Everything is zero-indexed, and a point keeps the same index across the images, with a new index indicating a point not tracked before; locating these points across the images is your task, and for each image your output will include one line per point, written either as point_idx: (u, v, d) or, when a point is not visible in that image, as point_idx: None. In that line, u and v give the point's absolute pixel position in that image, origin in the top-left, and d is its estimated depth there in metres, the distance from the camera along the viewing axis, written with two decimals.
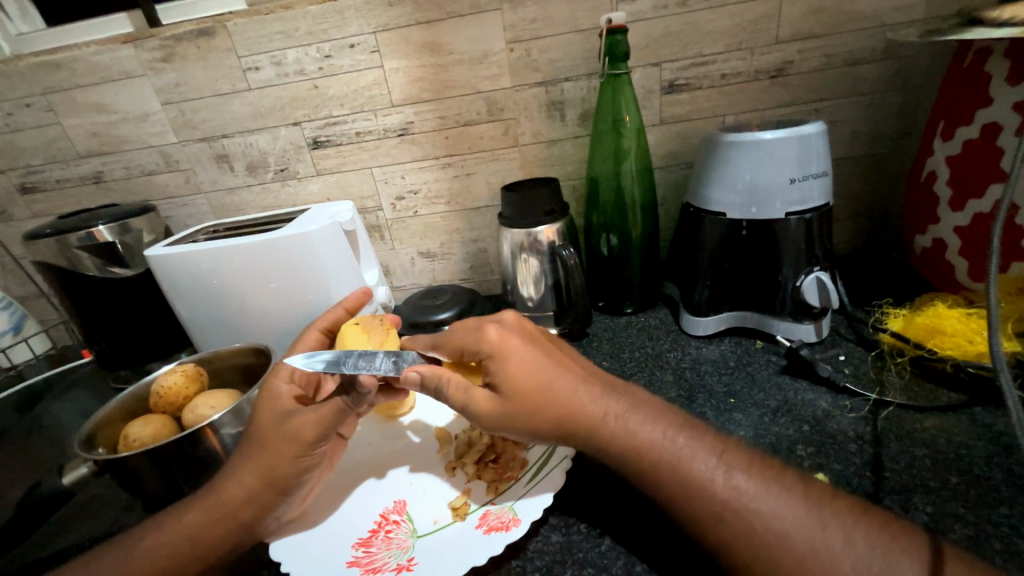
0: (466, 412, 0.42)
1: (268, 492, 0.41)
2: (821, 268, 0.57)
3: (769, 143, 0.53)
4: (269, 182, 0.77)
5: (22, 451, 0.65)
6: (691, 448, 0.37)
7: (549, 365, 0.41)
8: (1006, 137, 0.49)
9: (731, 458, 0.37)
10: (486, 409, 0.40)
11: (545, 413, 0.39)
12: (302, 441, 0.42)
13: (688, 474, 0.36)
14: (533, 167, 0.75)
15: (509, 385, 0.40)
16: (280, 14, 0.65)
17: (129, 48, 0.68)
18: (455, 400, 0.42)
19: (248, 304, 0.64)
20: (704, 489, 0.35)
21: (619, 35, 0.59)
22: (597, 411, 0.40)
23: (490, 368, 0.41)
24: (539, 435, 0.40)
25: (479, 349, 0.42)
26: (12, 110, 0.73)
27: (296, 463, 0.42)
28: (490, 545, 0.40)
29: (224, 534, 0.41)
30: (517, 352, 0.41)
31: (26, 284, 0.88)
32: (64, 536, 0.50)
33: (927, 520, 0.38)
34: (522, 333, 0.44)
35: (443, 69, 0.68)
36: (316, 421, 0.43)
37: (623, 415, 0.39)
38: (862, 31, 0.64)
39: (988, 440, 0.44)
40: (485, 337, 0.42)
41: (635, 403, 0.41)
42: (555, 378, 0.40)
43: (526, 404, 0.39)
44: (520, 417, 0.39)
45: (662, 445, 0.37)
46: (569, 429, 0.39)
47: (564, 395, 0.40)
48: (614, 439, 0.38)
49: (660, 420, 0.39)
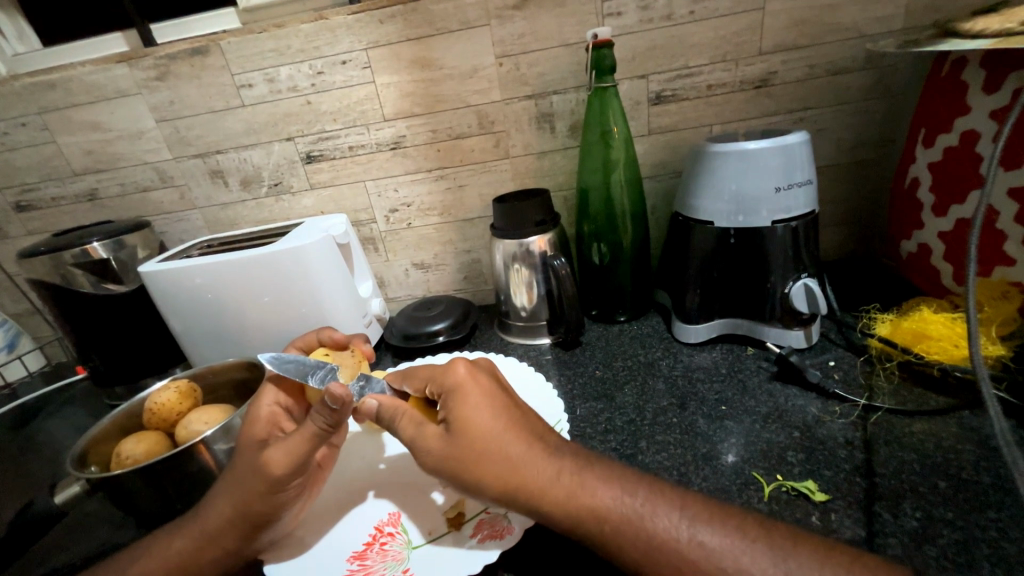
0: (413, 447, 0.42)
1: (243, 525, 0.41)
2: (809, 275, 0.58)
3: (753, 153, 0.54)
4: (263, 197, 0.78)
5: (15, 469, 0.65)
6: (650, 506, 0.37)
7: (507, 413, 0.41)
8: (984, 145, 0.50)
9: (694, 512, 0.37)
10: (436, 449, 0.40)
11: (495, 463, 0.38)
12: (270, 476, 0.41)
13: (649, 533, 0.35)
14: (524, 178, 0.76)
15: (463, 429, 0.40)
16: (273, 32, 0.66)
17: (124, 67, 0.69)
18: (405, 431, 0.43)
19: (242, 318, 0.65)
20: (667, 548, 0.35)
21: (605, 48, 0.61)
22: (551, 467, 0.39)
23: (448, 408, 0.42)
24: (488, 490, 0.39)
25: (443, 384, 0.43)
26: (7, 129, 0.73)
27: (266, 499, 0.41)
28: (484, 554, 0.40)
29: (214, 562, 0.41)
30: (476, 395, 0.41)
31: (20, 301, 0.88)
32: (57, 555, 0.50)
33: (917, 525, 0.39)
34: (488, 373, 0.45)
35: (434, 84, 0.69)
36: (285, 452, 0.41)
37: (578, 472, 0.39)
38: (843, 42, 0.65)
39: (976, 443, 0.45)
40: (451, 372, 0.43)
41: (592, 460, 0.40)
42: (510, 429, 0.40)
43: (477, 450, 0.39)
44: (471, 463, 0.39)
45: (621, 504, 0.37)
46: (519, 485, 0.38)
47: (519, 443, 0.39)
48: (567, 498, 0.37)
49: (618, 477, 0.39)
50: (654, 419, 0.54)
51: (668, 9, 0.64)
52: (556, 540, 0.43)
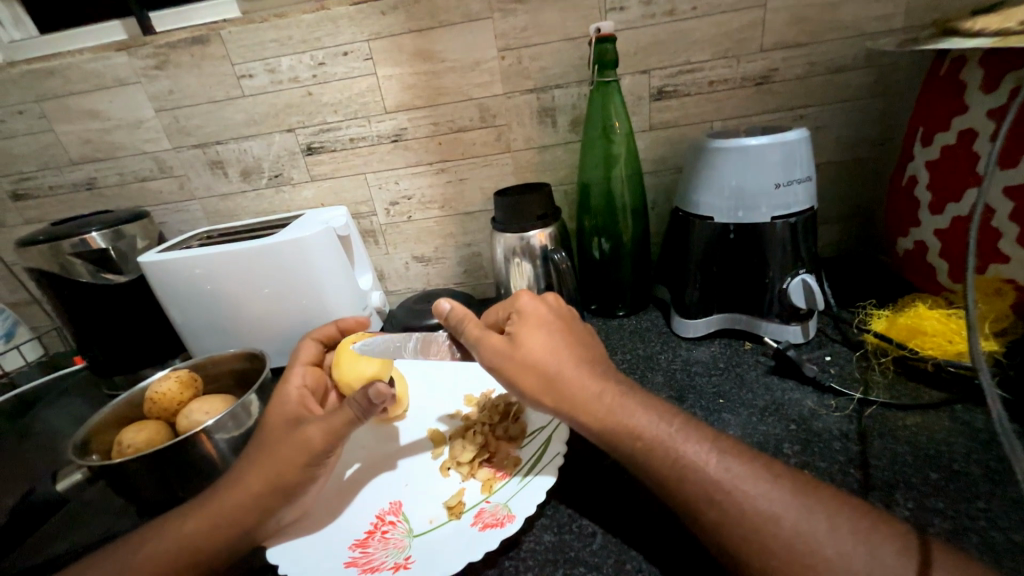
0: (475, 347, 0.44)
1: (271, 500, 0.42)
2: (807, 270, 0.59)
3: (754, 149, 0.54)
4: (264, 188, 0.77)
5: (14, 457, 0.65)
6: (682, 432, 0.38)
7: (563, 336, 0.43)
8: (982, 143, 0.51)
9: (722, 444, 0.37)
10: (496, 347, 0.43)
11: (545, 372, 0.41)
12: (309, 451, 0.43)
13: (680, 455, 0.36)
14: (526, 172, 0.76)
15: (525, 337, 0.42)
16: (274, 22, 0.66)
17: (123, 56, 0.68)
18: (470, 335, 0.44)
19: (243, 309, 0.65)
20: (695, 472, 0.35)
21: (608, 43, 0.61)
22: (597, 386, 0.40)
23: (514, 323, 0.44)
24: (535, 392, 0.41)
25: (510, 310, 0.46)
26: (4, 117, 0.73)
27: (304, 471, 0.43)
28: (485, 541, 0.40)
29: (229, 539, 0.41)
30: (541, 317, 0.44)
31: (17, 291, 0.88)
32: (58, 542, 0.50)
33: (909, 515, 0.39)
34: (556, 308, 0.47)
35: (436, 76, 0.69)
36: (325, 429, 0.43)
37: (621, 397, 0.40)
38: (843, 40, 0.65)
39: (967, 436, 0.46)
40: (519, 299, 0.46)
41: (635, 390, 0.42)
42: (564, 348, 0.42)
43: (535, 355, 0.41)
44: (526, 370, 0.41)
45: (657, 427, 0.38)
46: (560, 394, 0.40)
47: (569, 362, 0.42)
48: (606, 413, 0.39)
49: (655, 406, 0.40)
50: None
51: (671, 4, 0.64)
52: (575, 511, 0.44)
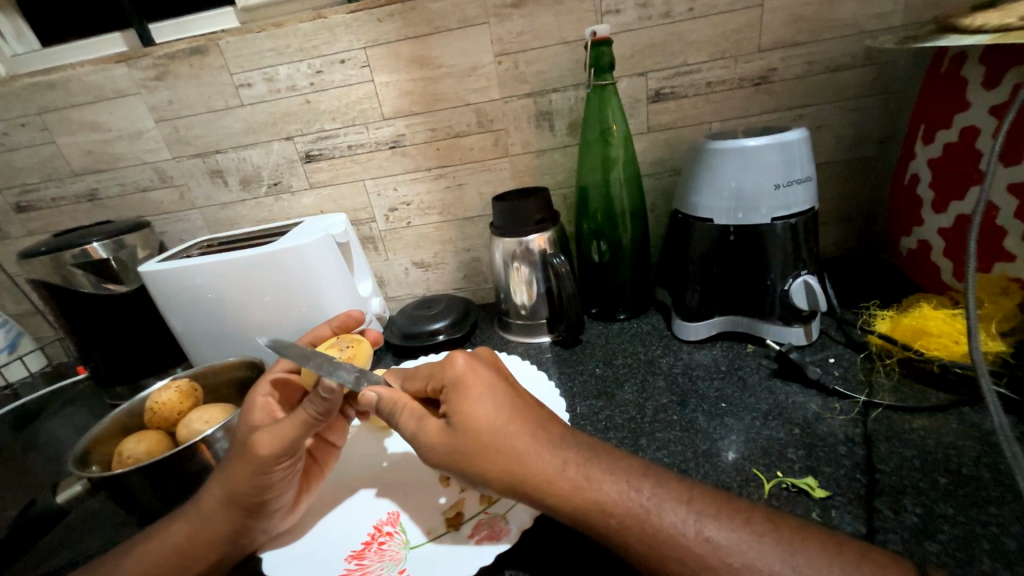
0: (415, 442, 0.41)
1: (234, 510, 0.41)
2: (809, 271, 0.58)
3: (753, 150, 0.54)
4: (263, 196, 0.78)
5: (18, 468, 0.65)
6: (657, 499, 0.36)
7: (509, 408, 0.40)
8: (984, 140, 0.50)
9: (700, 506, 0.36)
10: (439, 442, 0.40)
11: (499, 453, 0.38)
12: (258, 458, 0.41)
13: (657, 527, 0.35)
14: (524, 176, 0.76)
15: (465, 420, 0.39)
16: (271, 32, 0.66)
17: (123, 67, 0.69)
18: (406, 427, 0.42)
19: (243, 318, 0.65)
20: (674, 543, 0.34)
21: (604, 46, 0.61)
22: (555, 459, 0.38)
23: (450, 400, 0.41)
24: (491, 480, 0.38)
25: (443, 378, 0.42)
26: (7, 130, 0.73)
27: (255, 480, 0.41)
28: (483, 556, 0.40)
29: (207, 548, 0.41)
30: (478, 388, 0.41)
31: (21, 302, 0.89)
32: (60, 553, 0.50)
33: (918, 521, 0.39)
34: (490, 366, 0.44)
35: (433, 82, 0.69)
36: (274, 435, 0.41)
37: (585, 465, 0.38)
38: (841, 39, 0.65)
39: (976, 439, 0.45)
40: (450, 365, 0.42)
41: (597, 452, 0.40)
42: (510, 422, 0.39)
43: (481, 443, 0.38)
44: (475, 455, 0.38)
45: (627, 498, 0.36)
46: (521, 476, 0.38)
47: (524, 435, 0.39)
48: (573, 490, 0.37)
49: (622, 470, 0.38)
50: (654, 416, 0.55)
51: (667, 7, 0.64)
52: (565, 535, 0.43)
